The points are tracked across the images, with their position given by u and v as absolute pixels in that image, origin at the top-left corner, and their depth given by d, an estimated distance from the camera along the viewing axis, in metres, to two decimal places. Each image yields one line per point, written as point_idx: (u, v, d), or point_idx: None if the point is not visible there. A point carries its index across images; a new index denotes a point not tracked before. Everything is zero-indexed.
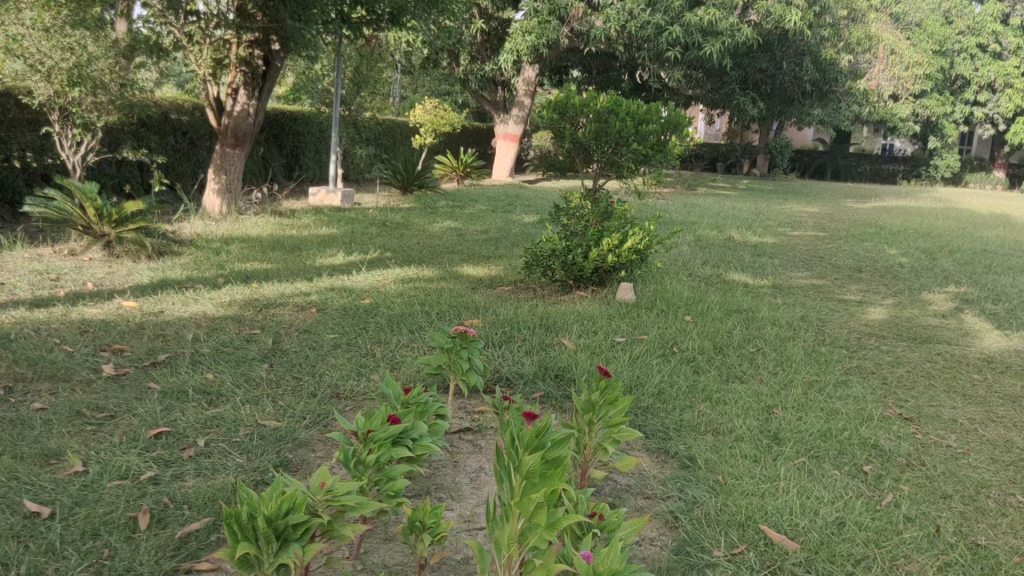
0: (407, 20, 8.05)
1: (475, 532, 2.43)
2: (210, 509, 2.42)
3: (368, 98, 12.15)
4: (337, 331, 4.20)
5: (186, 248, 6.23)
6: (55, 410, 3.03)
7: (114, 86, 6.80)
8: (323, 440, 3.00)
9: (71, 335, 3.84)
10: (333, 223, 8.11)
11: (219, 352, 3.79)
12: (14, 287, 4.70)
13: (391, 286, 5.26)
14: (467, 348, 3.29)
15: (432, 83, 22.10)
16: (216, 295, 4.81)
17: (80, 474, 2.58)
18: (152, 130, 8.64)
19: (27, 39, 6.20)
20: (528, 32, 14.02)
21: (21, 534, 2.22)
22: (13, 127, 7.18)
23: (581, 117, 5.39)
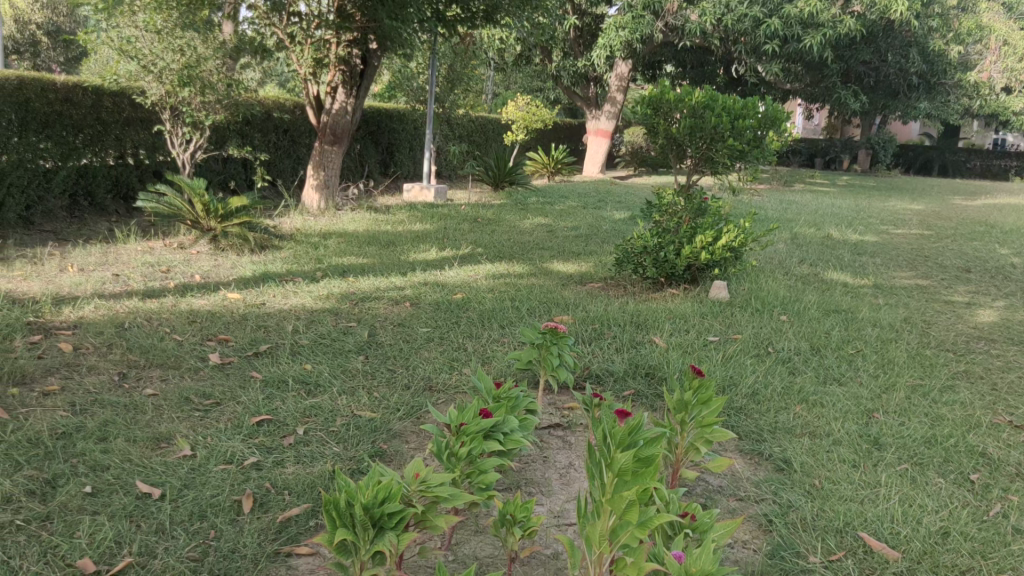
0: (501, 18, 8.12)
1: (565, 528, 2.45)
2: (309, 495, 2.51)
3: (461, 95, 12.29)
4: (430, 325, 4.27)
5: (286, 243, 6.44)
6: (165, 396, 3.18)
7: (221, 86, 7.02)
8: (415, 432, 3.06)
9: (179, 325, 4.02)
10: (426, 219, 8.23)
11: (317, 344, 3.91)
12: (128, 279, 4.95)
13: (483, 282, 5.31)
14: (558, 344, 3.29)
15: (524, 80, 22.19)
16: (315, 288, 4.96)
17: (189, 458, 2.70)
18: (256, 128, 8.95)
19: (140, 41, 6.56)
20: (622, 28, 13.95)
21: (133, 513, 2.34)
22: (127, 125, 7.55)
23: (676, 112, 5.34)
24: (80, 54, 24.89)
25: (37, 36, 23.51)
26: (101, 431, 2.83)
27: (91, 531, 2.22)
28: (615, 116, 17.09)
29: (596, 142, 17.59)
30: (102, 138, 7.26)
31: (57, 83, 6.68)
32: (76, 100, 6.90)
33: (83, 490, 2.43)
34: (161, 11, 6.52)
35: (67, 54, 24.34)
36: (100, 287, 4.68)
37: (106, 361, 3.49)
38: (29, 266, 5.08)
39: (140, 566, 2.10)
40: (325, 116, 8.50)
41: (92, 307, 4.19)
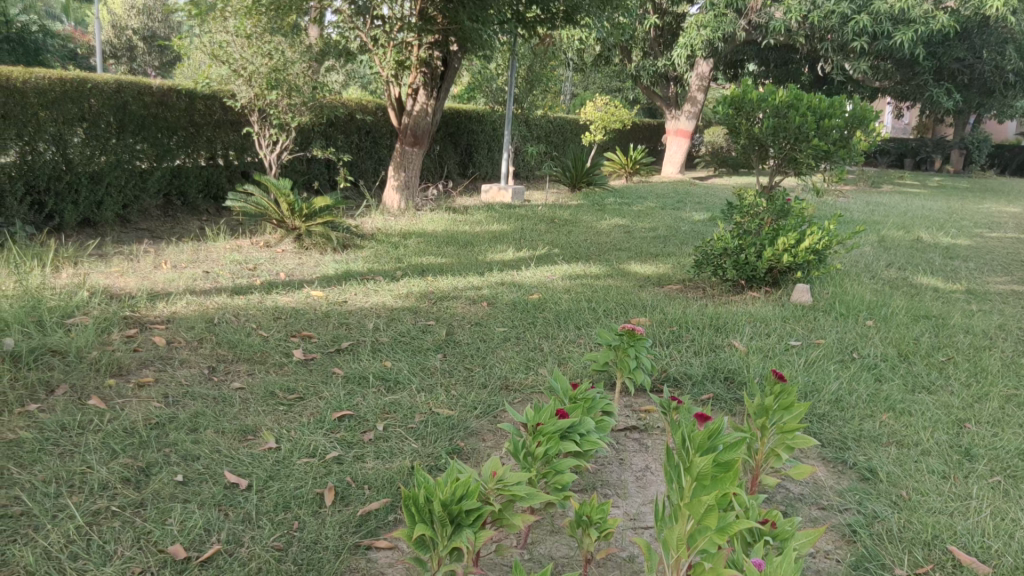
0: (580, 18, 8.11)
1: (641, 531, 2.43)
2: (389, 490, 2.55)
3: (540, 96, 12.32)
4: (507, 325, 4.30)
5: (368, 242, 6.57)
6: (252, 390, 3.29)
7: (306, 88, 7.18)
8: (492, 430, 3.09)
9: (265, 321, 4.14)
10: (504, 219, 8.28)
11: (396, 341, 3.98)
12: (217, 276, 5.13)
13: (560, 282, 5.32)
14: (634, 346, 3.26)
15: (603, 80, 22.10)
16: (396, 287, 5.04)
17: (273, 450, 2.79)
18: (339, 129, 9.14)
19: (231, 46, 6.77)
20: (703, 26, 13.74)
21: (222, 502, 2.42)
22: (218, 127, 7.80)
23: (758, 112, 5.26)
24: (173, 59, 25.84)
25: (134, 41, 24.61)
26: (191, 422, 2.94)
27: (182, 518, 2.31)
28: (695, 116, 16.86)
29: (675, 141, 17.39)
30: (194, 140, 7.51)
31: (153, 87, 6.93)
32: (171, 104, 7.15)
33: (175, 479, 2.53)
34: (251, 16, 6.75)
35: (163, 59, 25.32)
36: (192, 284, 4.86)
37: (196, 355, 3.62)
38: (125, 263, 5.30)
39: (228, 553, 2.18)
40: (406, 118, 8.63)
41: (183, 303, 4.35)
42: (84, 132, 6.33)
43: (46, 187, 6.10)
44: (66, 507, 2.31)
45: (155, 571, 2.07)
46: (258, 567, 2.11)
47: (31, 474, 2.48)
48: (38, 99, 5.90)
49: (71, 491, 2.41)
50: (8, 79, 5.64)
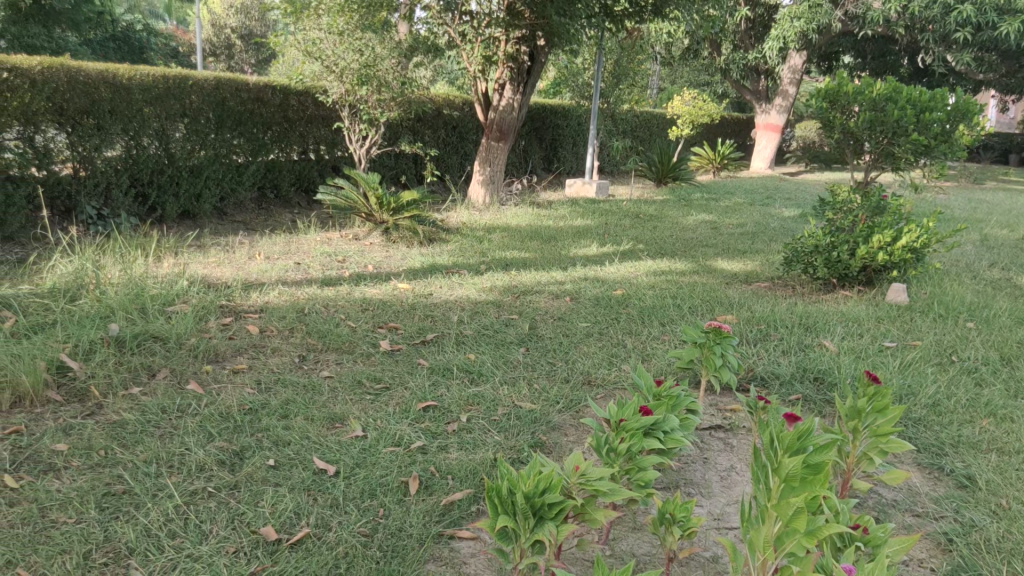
0: (670, 11, 7.99)
1: (725, 531, 2.40)
2: (472, 481, 2.58)
3: (627, 90, 12.23)
4: (590, 320, 4.28)
5: (453, 236, 6.63)
6: (340, 378, 3.37)
7: (396, 84, 7.28)
8: (575, 425, 3.08)
9: (354, 312, 4.24)
10: (588, 214, 8.25)
11: (480, 334, 4.01)
12: (308, 268, 5.26)
13: (644, 278, 5.27)
14: (720, 344, 3.20)
15: (691, 74, 21.81)
16: (479, 280, 5.09)
17: (360, 439, 2.85)
18: (427, 125, 9.27)
19: (324, 43, 6.94)
20: (797, 18, 13.40)
21: (311, 487, 2.50)
22: (311, 122, 8.00)
23: (854, 105, 5.10)
24: (269, 58, 26.67)
25: (231, 40, 25.49)
26: (282, 409, 3.03)
27: (274, 501, 2.39)
28: (786, 109, 16.45)
29: (764, 137, 17.01)
30: (287, 135, 7.73)
31: (249, 83, 7.15)
32: (267, 100, 7.36)
33: (266, 463, 2.62)
34: (344, 13, 6.87)
35: (258, 56, 26.10)
36: (284, 274, 5.01)
37: (288, 343, 3.72)
38: (222, 254, 5.49)
39: (317, 537, 2.24)
40: (492, 113, 8.68)
41: (276, 294, 4.48)
42: (185, 127, 6.58)
43: (149, 181, 6.38)
44: (165, 487, 2.42)
45: (248, 551, 2.14)
46: (345, 552, 2.16)
47: (133, 454, 2.59)
48: (143, 96, 6.16)
49: (170, 472, 2.51)
50: (115, 77, 5.89)
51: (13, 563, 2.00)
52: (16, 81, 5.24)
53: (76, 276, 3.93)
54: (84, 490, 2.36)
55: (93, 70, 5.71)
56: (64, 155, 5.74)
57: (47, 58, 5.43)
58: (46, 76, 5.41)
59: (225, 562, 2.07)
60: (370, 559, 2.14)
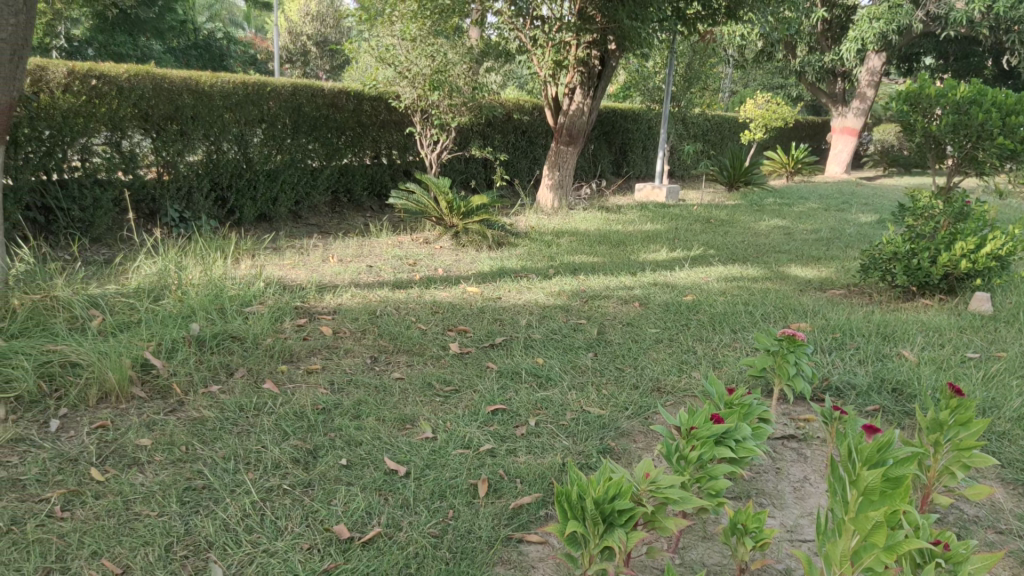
0: (743, 13, 7.89)
1: (799, 543, 2.35)
2: (540, 485, 2.59)
3: (698, 94, 12.10)
4: (660, 326, 4.25)
5: (522, 240, 6.66)
6: (411, 380, 3.41)
7: (467, 89, 7.34)
8: (645, 432, 3.06)
9: (424, 314, 4.30)
10: (658, 219, 8.19)
11: (548, 339, 4.02)
12: (380, 270, 5.34)
13: (715, 284, 5.21)
14: (795, 352, 3.13)
15: (764, 77, 21.46)
16: (548, 285, 5.10)
17: (430, 440, 2.88)
18: (497, 129, 9.32)
19: (398, 49, 7.07)
20: (876, 19, 13.06)
21: (382, 487, 2.54)
22: (383, 127, 8.12)
23: (936, 108, 4.97)
24: (343, 64, 27.17)
25: (307, 46, 26.02)
26: (355, 409, 3.09)
27: (346, 500, 2.43)
28: (863, 112, 16.04)
29: (840, 140, 16.61)
30: (361, 139, 7.86)
31: (325, 89, 7.29)
32: (341, 105, 7.50)
33: (339, 462, 2.67)
34: (416, 20, 6.92)
35: (332, 62, 26.60)
36: (356, 277, 5.10)
37: (360, 345, 3.79)
38: (297, 257, 5.62)
39: (388, 537, 2.27)
40: (562, 117, 8.69)
41: (349, 296, 4.57)
42: (263, 132, 6.75)
43: (228, 184, 6.57)
44: (242, 483, 2.48)
45: (321, 547, 2.19)
46: (415, 552, 2.19)
47: (212, 451, 2.67)
48: (224, 102, 6.34)
49: (247, 468, 2.58)
50: (197, 84, 6.08)
51: (98, 554, 2.08)
52: (103, 88, 5.46)
53: (159, 276, 4.07)
54: (166, 484, 2.44)
55: (176, 77, 5.91)
56: (148, 159, 5.95)
57: (133, 66, 5.64)
58: (132, 83, 5.62)
59: (300, 558, 2.12)
60: (440, 560, 2.16)
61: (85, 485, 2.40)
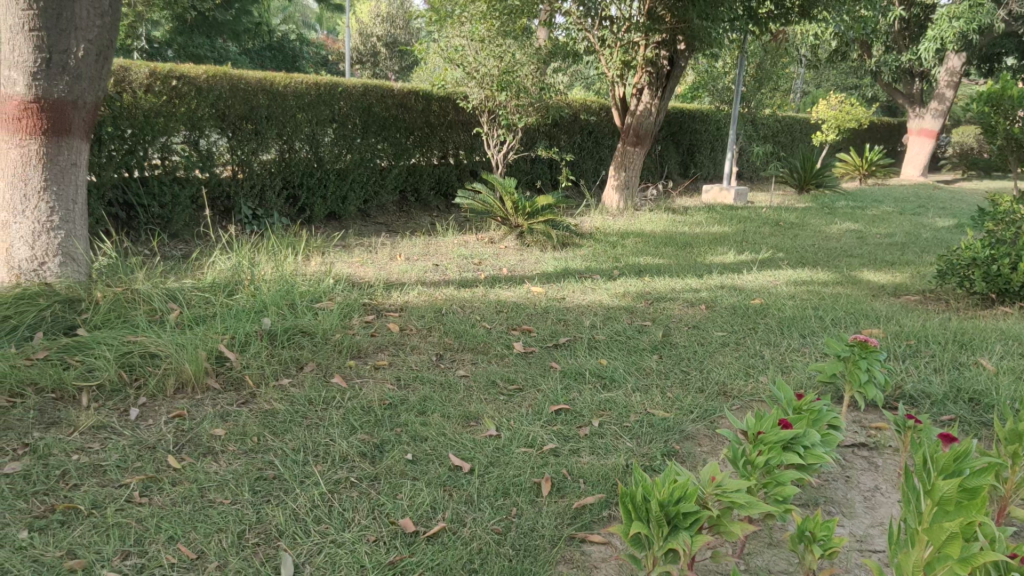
0: (818, 12, 7.74)
1: (869, 553, 2.30)
2: (604, 486, 2.58)
3: (768, 94, 11.89)
4: (726, 329, 4.20)
5: (587, 240, 6.64)
6: (475, 378, 3.44)
7: (534, 89, 7.34)
8: (710, 436, 3.03)
9: (489, 313, 4.32)
10: (725, 221, 8.08)
11: (613, 340, 4.00)
12: (446, 269, 5.40)
13: (783, 287, 5.13)
14: (867, 358, 3.06)
15: (837, 77, 20.98)
16: (613, 286, 5.08)
17: (494, 438, 2.90)
18: (563, 130, 9.32)
19: (466, 49, 7.15)
20: (956, 18, 12.65)
21: (446, 483, 2.56)
22: (451, 128, 8.19)
23: (1020, 110, 4.79)
24: (411, 65, 27.46)
25: (377, 47, 26.35)
26: (421, 405, 3.13)
27: (411, 495, 2.47)
28: (941, 114, 15.56)
29: (917, 142, 16.15)
30: (429, 139, 7.94)
31: (394, 90, 7.39)
32: (410, 105, 7.59)
33: (405, 457, 2.71)
34: (485, 21, 6.97)
35: (401, 63, 26.90)
36: (422, 275, 5.16)
37: (426, 343, 3.83)
38: (365, 254, 5.71)
39: (452, 532, 2.29)
40: (630, 117, 8.65)
41: (416, 293, 4.62)
42: (333, 132, 6.87)
43: (299, 183, 6.72)
44: (311, 475, 2.54)
45: (387, 540, 2.22)
46: (479, 548, 2.21)
47: (283, 442, 2.74)
48: (297, 103, 6.47)
49: (317, 461, 2.64)
50: (272, 85, 6.22)
51: (174, 540, 2.15)
52: (183, 89, 5.62)
53: (233, 272, 4.18)
54: (239, 473, 2.51)
55: (252, 78, 6.06)
56: (224, 158, 6.11)
57: (212, 67, 5.79)
58: (210, 84, 5.78)
59: (367, 550, 2.16)
60: (503, 557, 2.17)
61: (162, 473, 2.49)
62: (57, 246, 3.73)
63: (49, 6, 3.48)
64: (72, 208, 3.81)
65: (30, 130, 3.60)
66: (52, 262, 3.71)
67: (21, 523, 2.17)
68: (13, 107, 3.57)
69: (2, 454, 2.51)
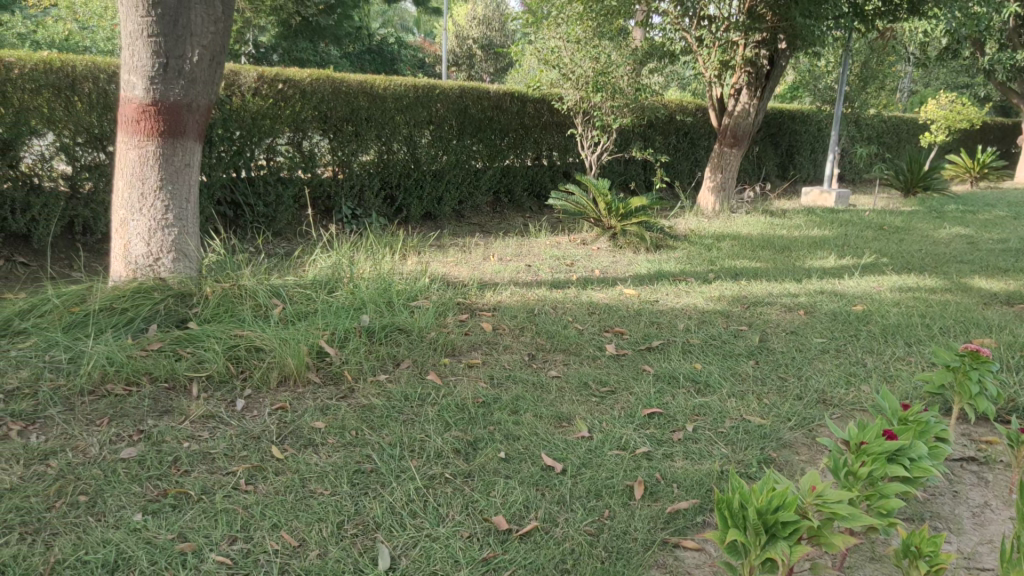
0: (927, 9, 7.50)
1: (977, 573, 2.20)
2: (698, 491, 2.54)
3: (873, 94, 11.49)
4: (825, 335, 4.09)
5: (681, 242, 6.55)
6: (568, 379, 3.45)
7: (629, 90, 7.27)
8: (808, 444, 2.96)
9: (581, 315, 4.33)
10: (826, 224, 7.86)
11: (707, 344, 3.95)
12: (538, 270, 5.42)
13: (888, 293, 4.95)
14: (978, 369, 2.92)
15: (947, 76, 20.11)
16: (708, 289, 5.00)
17: (586, 439, 2.90)
18: (658, 131, 9.23)
19: (563, 51, 7.16)
20: None
21: (539, 482, 2.57)
22: (546, 129, 8.21)
23: None
24: (507, 68, 27.61)
25: (473, 50, 26.67)
26: (513, 404, 3.15)
27: (504, 493, 2.49)
28: None
29: None
30: (523, 141, 7.98)
31: (490, 92, 7.46)
32: (505, 107, 7.65)
33: (498, 454, 2.73)
34: (581, 23, 6.91)
35: (496, 65, 27.13)
36: (515, 275, 5.19)
37: (518, 342, 3.86)
38: (459, 254, 5.78)
39: (545, 531, 2.30)
40: (727, 118, 8.52)
41: (509, 293, 4.66)
42: (430, 134, 6.98)
43: (397, 184, 6.86)
44: (407, 470, 2.59)
45: (481, 537, 2.25)
46: (572, 548, 2.21)
47: (380, 437, 2.80)
48: (396, 105, 6.60)
49: (412, 455, 2.69)
50: (373, 87, 6.36)
51: (277, 527, 2.23)
52: (289, 92, 5.81)
53: (333, 269, 4.29)
54: (338, 465, 2.58)
55: (354, 81, 6.20)
56: (326, 158, 6.29)
57: (316, 70, 5.96)
58: (314, 87, 5.95)
59: (461, 545, 2.19)
60: (596, 558, 2.17)
61: (266, 462, 2.58)
62: (171, 242, 3.91)
63: (166, 13, 3.64)
64: (186, 206, 3.98)
65: (148, 132, 3.78)
66: (166, 258, 3.90)
67: (136, 506, 2.28)
68: (133, 110, 3.76)
69: (119, 440, 2.65)
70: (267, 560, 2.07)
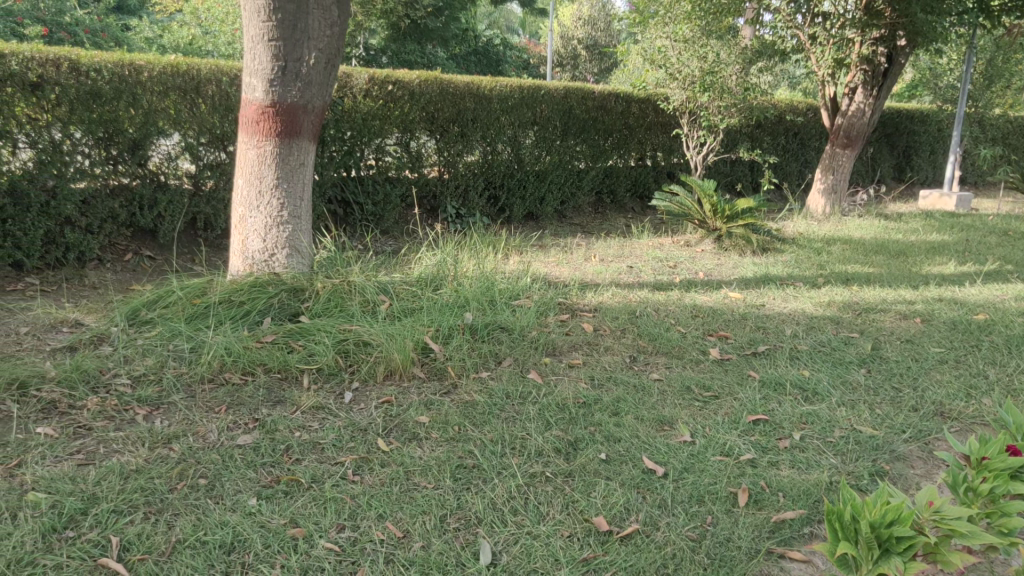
0: None
1: None
2: (806, 502, 2.47)
3: (999, 92, 10.91)
4: (944, 345, 3.91)
5: (789, 246, 6.37)
6: (670, 382, 3.40)
7: (737, 89, 7.03)
8: (924, 458, 2.84)
9: (685, 317, 4.28)
10: (945, 229, 7.51)
11: (816, 351, 3.83)
12: (640, 271, 5.38)
13: (1012, 303, 4.69)
14: None
15: None
16: (817, 294, 4.85)
17: (688, 444, 2.86)
18: (766, 131, 9.01)
19: (669, 50, 7.08)
20: None
21: (641, 485, 2.55)
22: (650, 129, 8.13)
23: None
24: (611, 68, 27.41)
25: (578, 49, 26.64)
26: (615, 406, 3.13)
27: (605, 494, 2.48)
28: None
29: None
30: (627, 141, 7.93)
31: (594, 92, 7.44)
32: (610, 108, 7.62)
33: (599, 456, 2.72)
34: (689, 21, 6.88)
35: (601, 65, 26.96)
36: (617, 276, 5.16)
37: (620, 344, 3.84)
38: (561, 255, 5.79)
39: (646, 534, 2.29)
40: (840, 118, 8.24)
41: (611, 295, 4.64)
42: (534, 134, 7.02)
43: (500, 184, 6.92)
44: (509, 467, 2.61)
45: (581, 537, 2.25)
46: (673, 552, 2.19)
47: (482, 433, 2.84)
48: (501, 105, 6.65)
49: (513, 453, 2.71)
50: (479, 89, 6.44)
51: (383, 517, 2.28)
52: (398, 92, 5.93)
53: (438, 267, 4.36)
54: (441, 460, 2.62)
55: (461, 82, 6.29)
56: (432, 158, 6.40)
57: (424, 72, 6.07)
58: (422, 88, 6.06)
59: (561, 544, 2.20)
60: (697, 564, 2.14)
61: (373, 453, 2.65)
62: (285, 238, 4.05)
63: (286, 18, 3.78)
64: (301, 204, 4.12)
65: (266, 132, 3.93)
66: (280, 253, 4.05)
67: (251, 491, 2.38)
68: (253, 111, 3.92)
69: (236, 427, 2.77)
70: (373, 549, 2.13)
